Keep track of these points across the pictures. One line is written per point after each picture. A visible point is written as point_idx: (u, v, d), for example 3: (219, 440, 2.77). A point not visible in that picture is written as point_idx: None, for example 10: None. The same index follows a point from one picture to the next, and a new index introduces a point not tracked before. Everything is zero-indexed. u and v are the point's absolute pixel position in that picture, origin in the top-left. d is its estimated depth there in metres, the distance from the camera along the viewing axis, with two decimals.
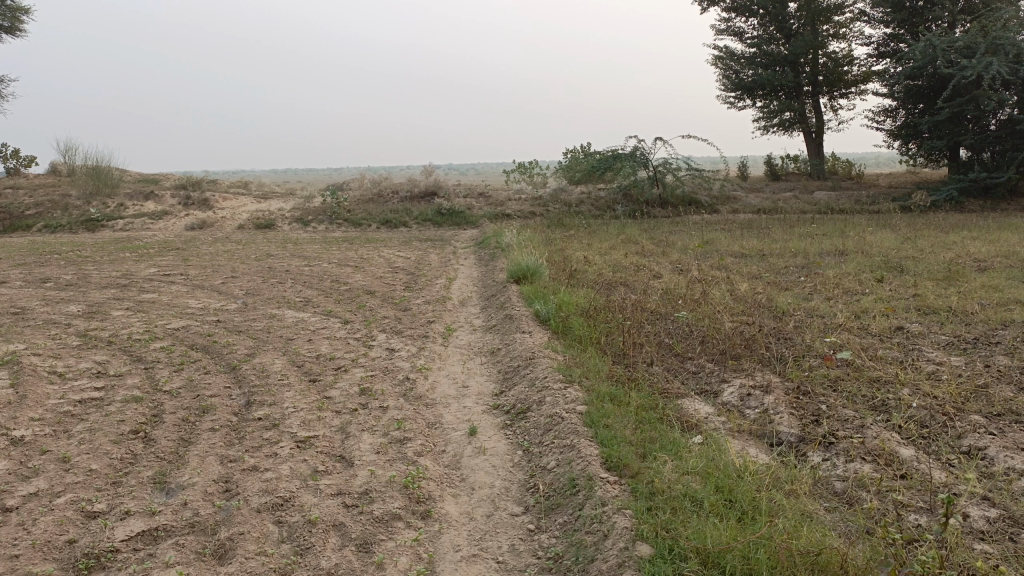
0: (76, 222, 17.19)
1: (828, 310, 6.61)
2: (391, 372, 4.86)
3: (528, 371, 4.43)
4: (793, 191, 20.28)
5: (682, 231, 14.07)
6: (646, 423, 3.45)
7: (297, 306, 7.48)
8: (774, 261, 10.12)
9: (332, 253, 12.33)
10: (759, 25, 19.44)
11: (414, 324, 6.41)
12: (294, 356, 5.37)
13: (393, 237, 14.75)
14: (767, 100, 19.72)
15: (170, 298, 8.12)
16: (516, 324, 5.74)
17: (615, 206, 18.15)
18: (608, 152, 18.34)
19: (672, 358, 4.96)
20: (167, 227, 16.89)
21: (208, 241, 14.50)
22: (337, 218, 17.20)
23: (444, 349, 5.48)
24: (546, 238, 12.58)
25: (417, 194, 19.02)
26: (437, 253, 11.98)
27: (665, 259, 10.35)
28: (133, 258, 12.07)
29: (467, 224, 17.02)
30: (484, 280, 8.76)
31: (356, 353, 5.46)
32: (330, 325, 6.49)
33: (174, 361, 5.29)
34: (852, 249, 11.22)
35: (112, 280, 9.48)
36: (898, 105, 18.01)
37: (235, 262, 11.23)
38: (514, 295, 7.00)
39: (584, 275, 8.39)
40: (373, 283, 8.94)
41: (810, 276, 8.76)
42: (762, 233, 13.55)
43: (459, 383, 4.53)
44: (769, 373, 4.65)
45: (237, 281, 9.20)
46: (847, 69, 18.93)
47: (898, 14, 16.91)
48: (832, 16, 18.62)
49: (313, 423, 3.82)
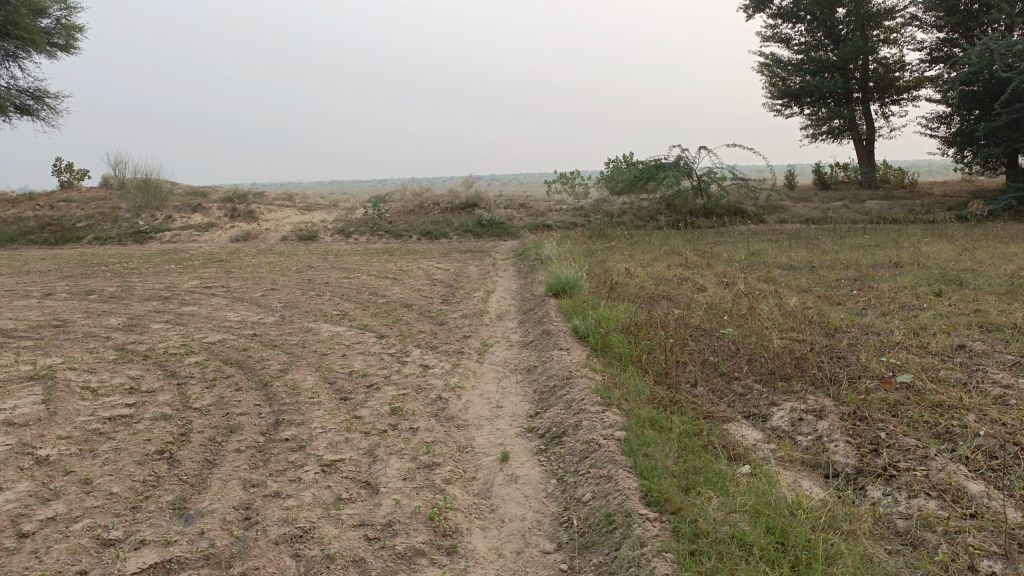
0: (124, 234, 17.52)
1: (882, 327, 6.28)
2: (424, 391, 4.71)
3: (564, 391, 4.24)
4: (843, 200, 19.72)
5: (727, 242, 13.73)
6: (689, 452, 3.23)
7: (333, 319, 7.41)
8: (825, 274, 9.76)
9: (372, 264, 12.31)
10: (806, 32, 19.01)
11: (450, 339, 6.27)
12: (327, 372, 5.26)
13: (433, 248, 14.70)
14: (815, 108, 19.24)
15: (209, 310, 8.13)
16: (554, 341, 5.55)
17: (658, 216, 17.85)
18: (651, 162, 18.07)
19: (718, 379, 4.72)
20: (213, 239, 17.12)
21: (251, 253, 14.63)
22: (378, 230, 17.24)
23: (479, 366, 5.33)
24: (587, 249, 12.38)
25: (457, 205, 18.98)
26: (477, 265, 11.86)
27: (710, 271, 10.07)
28: (177, 269, 12.21)
29: (507, 235, 16.89)
30: (523, 293, 8.59)
31: (389, 369, 5.33)
32: (365, 339, 6.39)
33: (206, 376, 5.24)
34: (907, 261, 10.77)
35: (154, 292, 9.57)
36: (953, 111, 17.40)
37: (275, 274, 11.27)
38: (553, 309, 6.81)
39: (625, 288, 8.18)
40: (411, 295, 8.85)
41: (863, 289, 8.40)
42: (811, 244, 13.15)
43: (493, 404, 4.36)
44: (822, 396, 4.39)
45: (276, 294, 9.19)
46: (899, 75, 18.38)
47: (952, 17, 16.37)
48: (882, 20, 18.12)
49: (340, 446, 3.68)
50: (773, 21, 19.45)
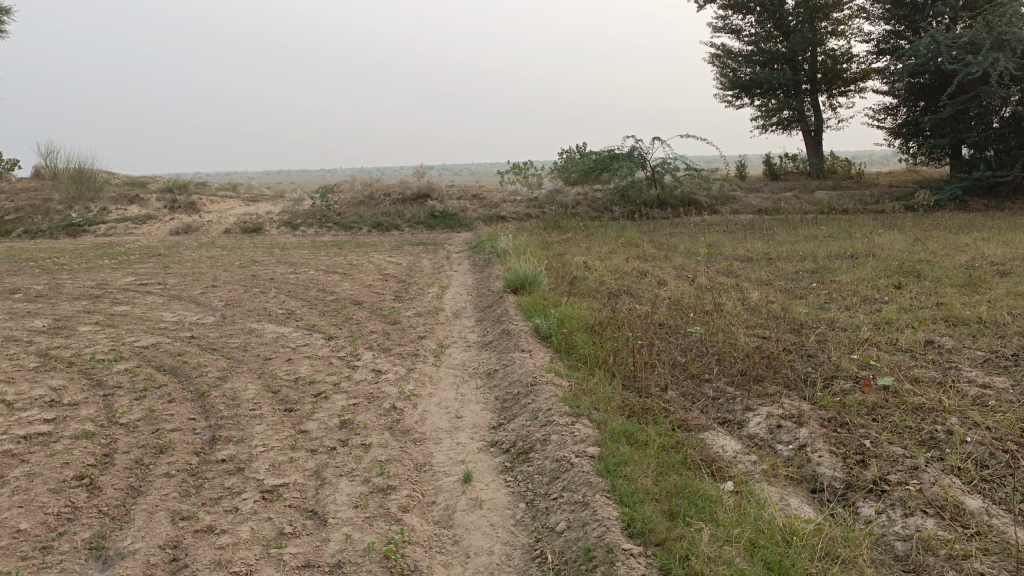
0: (56, 227, 16.63)
1: (848, 322, 6.14)
2: (376, 399, 4.36)
3: (529, 400, 3.94)
4: (793, 191, 19.84)
5: (683, 233, 13.63)
6: (669, 470, 2.96)
7: (278, 319, 6.98)
8: (783, 266, 9.65)
9: (321, 258, 11.84)
10: (756, 23, 19.02)
11: (404, 340, 5.92)
12: (270, 379, 4.87)
13: (384, 241, 14.24)
14: (765, 99, 19.30)
15: (143, 310, 7.61)
16: (514, 342, 5.25)
17: (612, 207, 17.68)
18: (605, 152, 17.89)
19: (687, 381, 4.48)
20: (151, 232, 16.36)
21: (192, 247, 13.97)
22: (326, 222, 16.70)
23: (436, 370, 4.99)
24: (543, 242, 12.12)
25: (409, 197, 18.53)
26: (430, 258, 11.50)
27: (668, 264, 9.89)
28: (111, 265, 11.55)
29: (461, 227, 16.53)
30: (478, 289, 8.26)
31: (338, 375, 4.96)
32: (313, 341, 5.99)
33: (137, 387, 4.80)
34: (862, 252, 10.76)
35: (86, 290, 8.97)
36: (900, 103, 17.60)
37: (217, 269, 10.72)
38: (511, 307, 6.51)
39: (584, 283, 7.93)
40: (361, 292, 8.44)
41: (823, 282, 8.29)
42: (766, 235, 13.11)
43: (451, 414, 4.03)
44: (798, 398, 4.18)
45: (218, 291, 8.68)
46: (846, 66, 18.54)
47: (898, 10, 16.53)
48: (830, 12, 18.23)
49: (283, 467, 3.32)
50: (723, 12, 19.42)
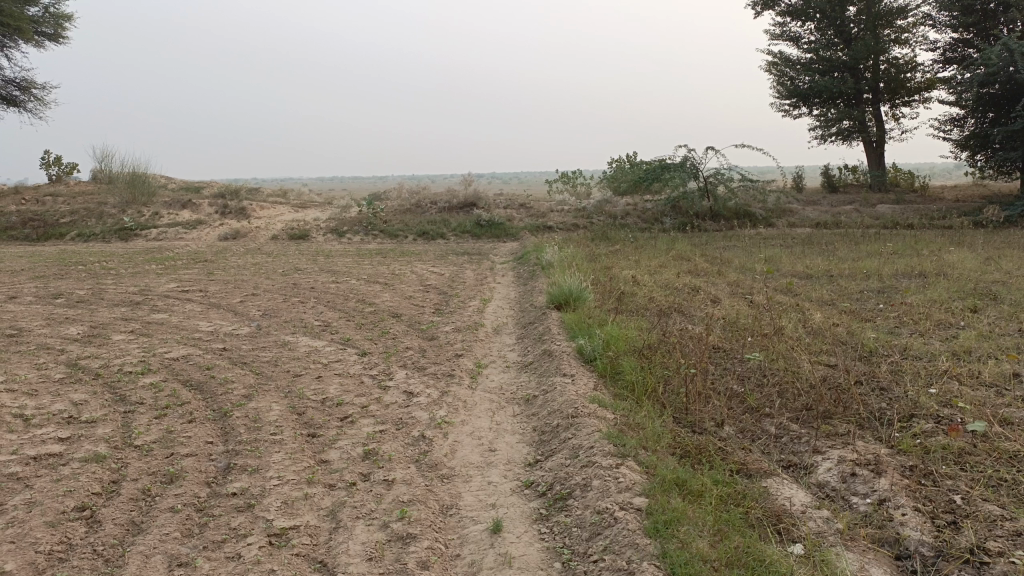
0: (109, 231, 16.84)
1: (922, 350, 5.62)
2: (405, 426, 4.04)
3: (570, 434, 3.58)
4: (853, 204, 19.06)
5: (737, 247, 13.10)
6: (728, 528, 2.58)
7: (312, 331, 6.74)
8: (846, 284, 9.09)
9: (363, 267, 11.66)
10: (816, 30, 18.35)
11: (440, 358, 5.61)
12: (296, 399, 4.59)
13: (429, 250, 14.02)
14: (824, 108, 18.61)
15: (179, 319, 7.46)
16: (556, 365, 4.89)
17: (663, 219, 17.18)
18: (657, 162, 17.42)
19: (746, 416, 4.07)
20: (200, 237, 16.45)
21: (238, 253, 13.95)
22: (372, 230, 16.58)
23: (472, 394, 4.66)
24: (590, 254, 11.73)
25: (455, 205, 18.31)
26: (474, 269, 11.22)
27: (722, 280, 9.42)
28: (157, 270, 11.54)
29: (507, 237, 16.22)
30: (522, 303, 7.92)
31: (368, 396, 4.66)
32: (345, 357, 5.71)
33: (159, 404, 4.57)
34: (931, 270, 10.11)
35: (127, 296, 8.91)
36: (968, 113, 16.74)
37: (259, 277, 10.60)
38: (554, 325, 6.14)
39: (633, 299, 7.53)
40: (401, 304, 8.18)
41: (891, 304, 7.73)
42: (826, 250, 12.50)
43: (484, 446, 3.69)
44: (872, 440, 3.73)
45: (257, 300, 8.51)
46: (910, 75, 17.75)
47: (967, 17, 15.73)
48: (894, 19, 17.48)
49: (296, 506, 3.02)
50: (782, 18, 18.79)
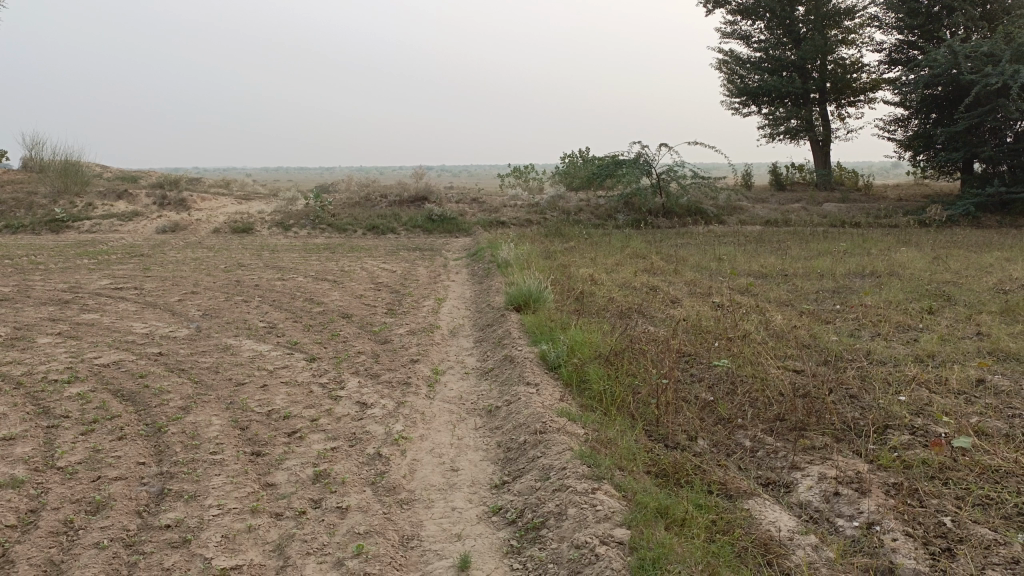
0: (39, 223, 15.98)
1: (887, 355, 5.54)
2: (358, 442, 3.75)
3: (538, 453, 3.35)
4: (800, 202, 19.29)
5: (691, 245, 13.06)
6: (718, 563, 2.39)
7: (257, 334, 6.36)
8: (801, 284, 9.07)
9: (311, 263, 11.24)
10: (765, 29, 18.46)
11: (394, 364, 5.31)
12: (238, 412, 4.25)
13: (379, 245, 13.63)
14: (773, 107, 18.78)
15: (111, 320, 6.98)
16: (518, 373, 4.65)
17: (616, 215, 17.09)
18: (610, 158, 17.31)
19: (718, 427, 3.89)
20: (137, 229, 15.73)
21: (178, 247, 13.35)
22: (320, 223, 16.10)
23: (429, 405, 4.38)
24: (545, 251, 11.54)
25: (406, 199, 17.93)
26: (426, 266, 10.92)
27: (679, 279, 9.31)
28: (90, 265, 10.93)
29: (459, 232, 15.92)
30: (478, 304, 7.66)
31: (317, 407, 4.34)
32: (292, 362, 5.37)
33: (85, 418, 4.18)
34: (883, 270, 10.18)
35: (56, 294, 8.35)
36: (912, 114, 17.05)
37: (200, 273, 10.10)
38: (514, 327, 5.90)
39: (592, 300, 7.34)
40: (351, 303, 7.84)
41: (848, 305, 7.70)
42: (778, 248, 12.56)
43: (445, 465, 3.43)
44: (850, 455, 3.60)
45: (197, 299, 8.05)
46: (856, 76, 18.00)
47: (912, 20, 15.98)
48: (841, 20, 17.68)
49: (238, 541, 2.72)
50: (733, 17, 18.86)
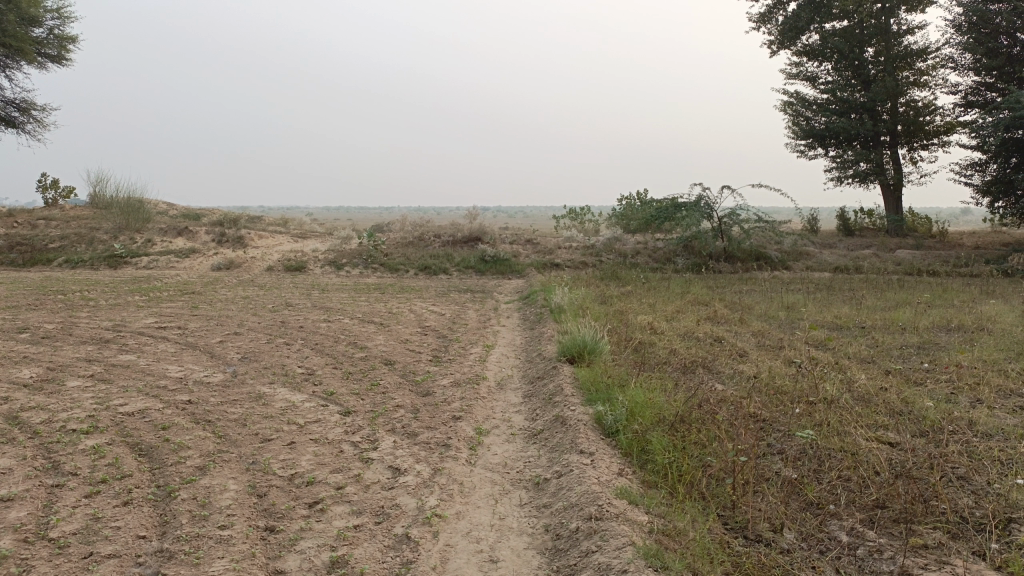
0: (98, 258, 16.19)
1: (993, 427, 4.83)
2: (386, 518, 3.28)
3: (592, 546, 2.83)
4: (871, 248, 18.38)
5: (755, 292, 12.39)
6: None
7: (293, 381, 5.98)
8: (881, 338, 8.34)
9: (360, 304, 10.95)
10: (833, 70, 17.80)
11: (435, 421, 4.84)
12: (258, 475, 3.82)
13: (430, 286, 13.34)
14: (841, 149, 18.01)
15: (147, 362, 6.70)
16: (571, 438, 4.14)
17: (675, 258, 16.48)
18: (670, 200, 16.69)
19: (807, 517, 3.30)
20: (192, 266, 15.79)
21: (229, 285, 13.28)
22: (372, 263, 15.92)
23: (469, 473, 3.88)
24: (601, 296, 11.02)
25: (459, 239, 17.67)
26: (476, 309, 10.51)
27: (746, 330, 8.68)
28: (141, 302, 10.85)
29: (513, 273, 15.52)
30: (528, 353, 7.17)
31: (345, 472, 3.88)
32: (324, 416, 4.94)
33: (93, 478, 3.81)
34: (971, 324, 9.36)
35: (99, 332, 8.18)
36: (990, 159, 16.11)
37: (247, 312, 9.87)
38: (566, 382, 5.38)
39: (652, 353, 6.79)
40: (396, 349, 7.43)
41: (936, 365, 6.96)
42: (851, 298, 11.79)
43: (483, 555, 2.93)
44: (972, 560, 2.97)
45: (238, 341, 7.76)
46: (929, 119, 17.18)
47: (990, 60, 15.14)
48: (914, 61, 16.93)
49: None
50: (798, 58, 18.29)
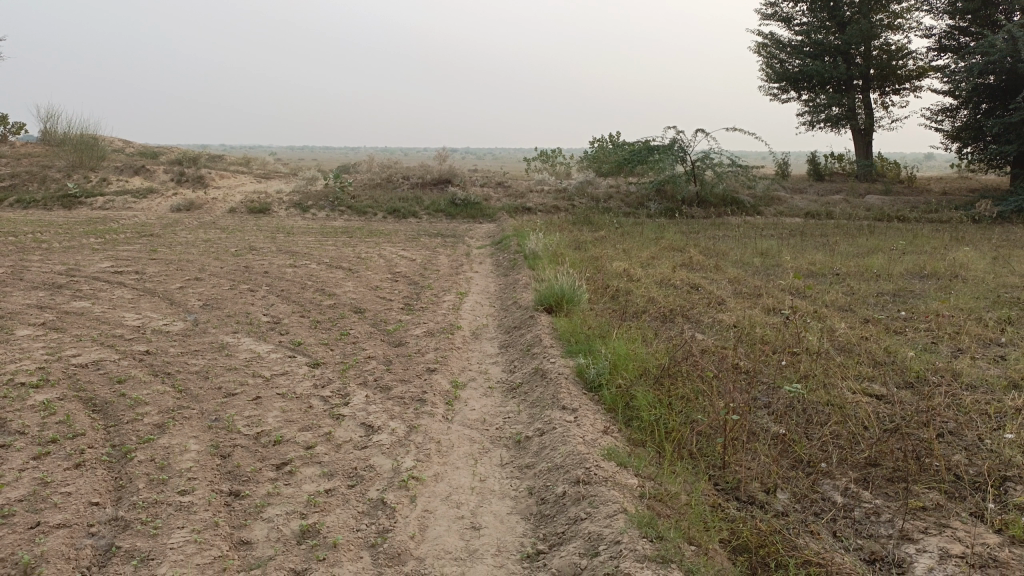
0: (51, 198, 15.51)
1: (976, 378, 4.76)
2: (360, 482, 3.09)
3: (582, 514, 2.68)
4: (841, 193, 18.36)
5: (729, 238, 12.28)
6: None
7: (257, 331, 5.71)
8: (857, 286, 8.27)
9: (327, 248, 10.61)
10: (809, 11, 17.43)
11: (408, 373, 4.64)
12: (222, 433, 3.59)
13: (399, 230, 13.00)
14: (814, 93, 17.79)
15: (102, 309, 6.37)
16: (553, 393, 3.96)
17: (648, 203, 16.29)
18: (643, 144, 16.40)
19: (800, 476, 3.19)
20: (150, 207, 15.20)
21: (190, 227, 12.81)
22: (339, 205, 15.48)
23: (446, 430, 3.70)
24: (575, 242, 10.81)
25: (429, 181, 17.26)
26: (447, 254, 10.25)
27: (722, 277, 8.56)
28: (96, 245, 10.38)
29: (484, 217, 15.21)
30: (503, 300, 6.97)
31: (315, 430, 3.67)
32: (292, 368, 4.70)
33: (42, 437, 3.54)
34: (944, 272, 9.35)
35: (51, 277, 7.78)
36: (961, 104, 16.01)
37: (208, 256, 9.50)
38: (545, 333, 5.20)
39: (630, 301, 6.62)
40: (366, 296, 7.17)
41: (912, 313, 6.90)
42: (824, 244, 11.73)
43: (464, 522, 2.77)
44: (970, 521, 2.87)
45: (199, 287, 7.42)
46: (902, 63, 16.99)
47: (967, 3, 14.90)
48: (890, 3, 16.62)
49: None
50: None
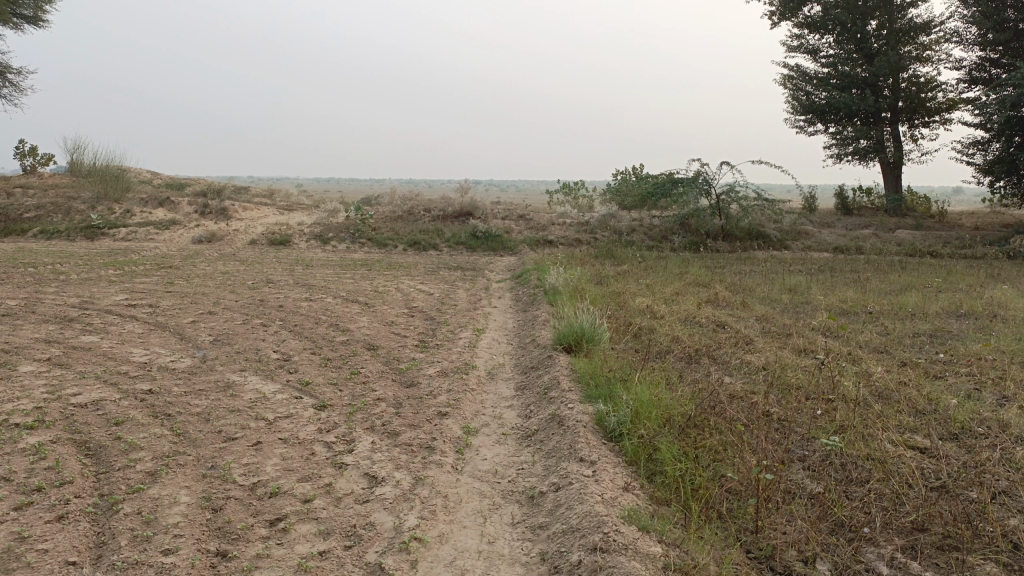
0: (75, 229, 15.60)
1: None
2: (358, 543, 2.85)
3: None
4: (870, 228, 17.98)
5: (755, 273, 11.97)
6: None
7: (266, 369, 5.51)
8: (890, 325, 7.93)
9: (344, 281, 10.46)
10: (835, 44, 17.23)
11: (419, 417, 4.40)
12: (216, 483, 3.38)
13: (419, 263, 12.85)
14: (841, 126, 17.52)
15: (111, 344, 6.22)
16: (571, 444, 3.70)
17: (671, 236, 16.04)
18: (666, 176, 16.20)
19: (840, 545, 2.89)
20: (172, 239, 15.22)
21: (209, 259, 12.75)
22: (360, 237, 15.40)
23: (454, 482, 3.46)
24: (597, 276, 10.57)
25: (450, 214, 17.16)
26: (466, 288, 10.05)
27: (749, 314, 8.27)
28: (114, 277, 10.32)
29: (505, 250, 15.04)
30: (521, 338, 6.73)
31: (315, 481, 3.44)
32: (297, 411, 4.49)
33: (27, 485, 3.34)
34: (982, 311, 8.97)
35: (64, 310, 7.68)
36: (992, 138, 15.65)
37: (225, 289, 9.38)
38: (563, 374, 4.95)
39: (653, 340, 6.35)
40: (380, 332, 6.98)
41: (951, 356, 6.56)
42: (855, 280, 11.38)
43: None
44: None
45: (212, 321, 7.27)
46: (931, 95, 16.68)
47: (997, 36, 14.61)
48: (918, 36, 16.37)
49: None
50: (799, 31, 17.72)
